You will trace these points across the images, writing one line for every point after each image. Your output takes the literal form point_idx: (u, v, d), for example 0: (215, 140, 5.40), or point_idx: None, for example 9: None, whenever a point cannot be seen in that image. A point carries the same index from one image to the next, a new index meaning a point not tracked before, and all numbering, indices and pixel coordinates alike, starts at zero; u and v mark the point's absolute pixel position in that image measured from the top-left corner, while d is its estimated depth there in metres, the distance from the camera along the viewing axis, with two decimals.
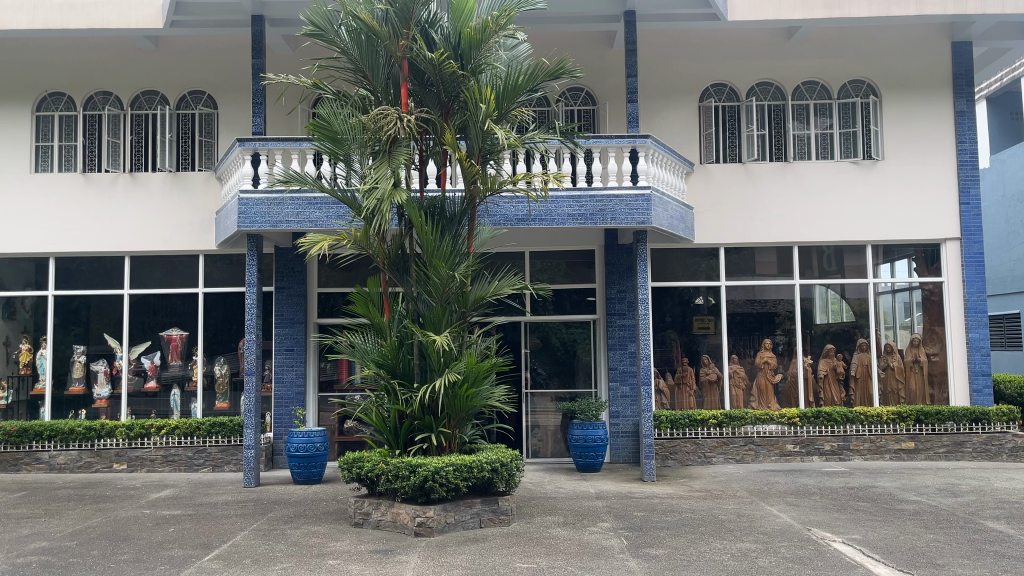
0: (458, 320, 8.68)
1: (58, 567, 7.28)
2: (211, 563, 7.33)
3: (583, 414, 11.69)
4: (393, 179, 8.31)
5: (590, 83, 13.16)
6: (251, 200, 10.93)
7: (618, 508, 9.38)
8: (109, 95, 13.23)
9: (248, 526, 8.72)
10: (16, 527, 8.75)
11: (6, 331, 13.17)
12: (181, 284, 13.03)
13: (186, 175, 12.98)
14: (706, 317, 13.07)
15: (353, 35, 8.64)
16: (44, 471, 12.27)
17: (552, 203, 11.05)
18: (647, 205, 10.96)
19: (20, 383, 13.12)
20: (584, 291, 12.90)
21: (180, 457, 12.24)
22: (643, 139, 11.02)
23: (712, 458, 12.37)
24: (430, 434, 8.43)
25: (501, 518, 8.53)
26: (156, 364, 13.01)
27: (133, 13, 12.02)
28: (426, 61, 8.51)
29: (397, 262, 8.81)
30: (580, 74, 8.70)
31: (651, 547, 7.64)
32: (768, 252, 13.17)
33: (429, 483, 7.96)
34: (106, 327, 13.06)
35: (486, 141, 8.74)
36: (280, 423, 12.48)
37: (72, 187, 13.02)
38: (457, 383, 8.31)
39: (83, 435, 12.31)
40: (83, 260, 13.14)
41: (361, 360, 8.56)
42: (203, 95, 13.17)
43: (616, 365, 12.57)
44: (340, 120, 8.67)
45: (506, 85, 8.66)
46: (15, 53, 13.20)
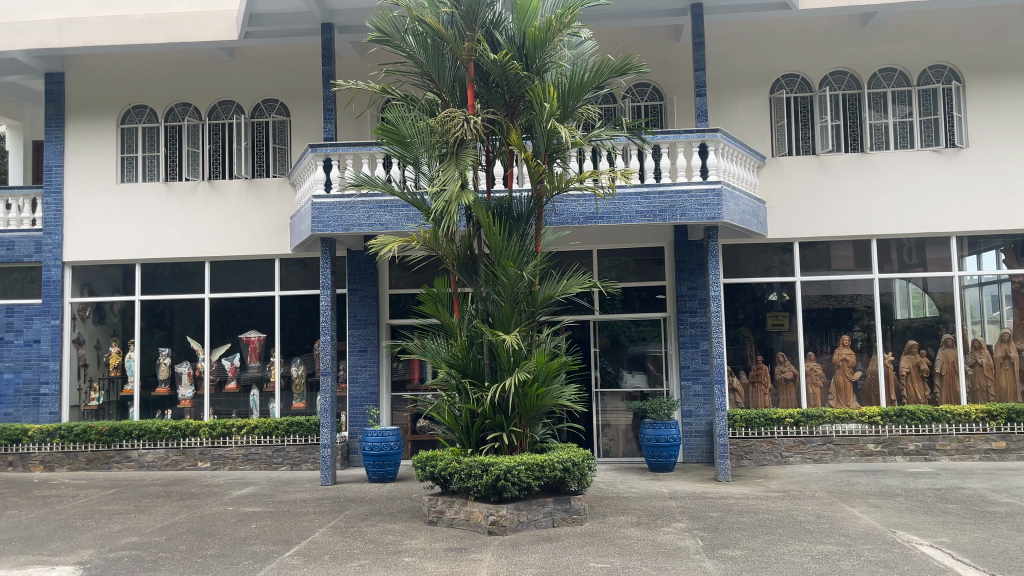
0: (527, 319, 8.68)
1: (148, 561, 7.56)
2: (291, 558, 7.53)
3: (655, 413, 11.59)
4: (460, 180, 8.41)
5: (656, 78, 13.02)
6: (323, 205, 11.15)
7: (693, 507, 9.26)
8: (188, 106, 13.72)
9: (326, 523, 8.92)
10: (108, 523, 9.14)
11: (96, 335, 13.72)
12: (258, 287, 13.42)
13: (261, 182, 13.35)
14: (780, 314, 12.75)
15: (419, 40, 8.75)
16: (134, 468, 12.80)
17: (620, 200, 10.93)
18: (718, 200, 10.77)
19: (110, 385, 13.65)
20: (653, 288, 12.77)
21: (260, 456, 12.64)
22: (712, 133, 10.85)
23: (789, 458, 12.10)
24: (502, 433, 8.49)
25: (573, 518, 8.51)
26: (236, 366, 13.43)
27: (209, 26, 12.41)
28: (490, 62, 8.53)
29: (467, 262, 8.91)
30: (646, 68, 8.63)
31: (727, 548, 7.51)
32: (845, 246, 12.78)
33: (501, 482, 8.03)
34: (188, 330, 13.53)
35: (552, 141, 8.73)
36: (355, 422, 12.77)
37: (155, 196, 13.54)
38: (527, 382, 8.35)
39: (169, 435, 12.80)
40: (167, 266, 13.65)
41: (432, 360, 8.66)
42: (276, 103, 13.56)
43: (688, 363, 12.41)
44: (408, 124, 8.84)
45: (572, 84, 8.63)
46: (101, 69, 13.78)
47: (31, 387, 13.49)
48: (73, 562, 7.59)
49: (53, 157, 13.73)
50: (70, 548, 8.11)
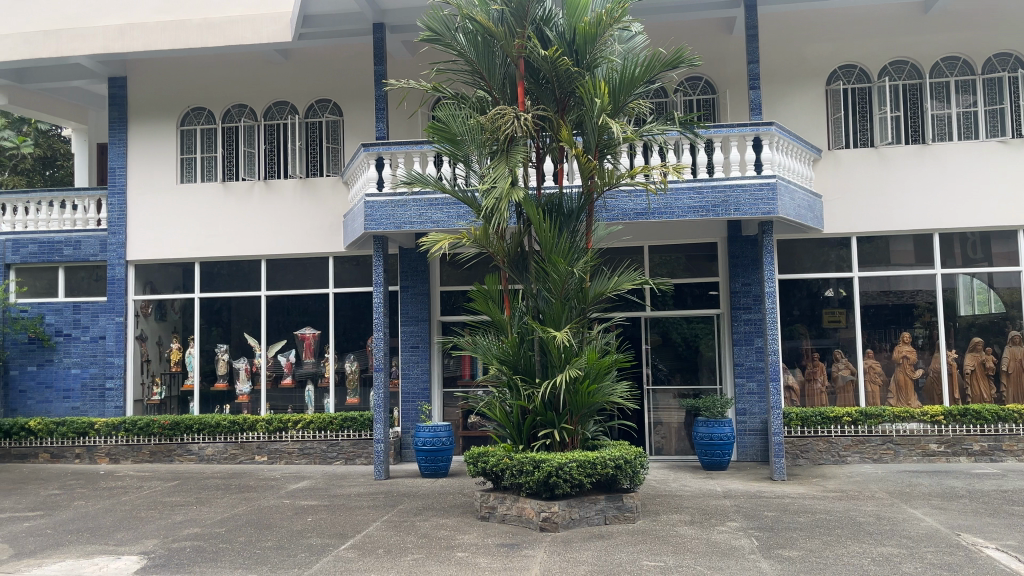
0: (578, 316, 8.67)
1: (209, 552, 7.76)
2: (347, 552, 7.65)
3: (708, 411, 11.46)
4: (511, 177, 8.43)
5: (708, 71, 12.85)
6: (376, 204, 11.29)
7: (747, 506, 9.12)
8: (244, 107, 14.01)
9: (380, 517, 9.03)
10: (171, 514, 9.41)
11: (157, 331, 14.11)
12: (313, 285, 13.66)
13: (315, 181, 13.58)
14: (837, 310, 12.47)
15: (469, 37, 8.77)
16: (195, 461, 13.15)
17: (672, 195, 10.81)
18: (773, 195, 10.58)
19: (171, 380, 14.03)
20: (705, 285, 12.61)
21: (315, 450, 12.87)
22: (766, 126, 10.67)
23: (847, 457, 11.83)
24: (553, 429, 8.50)
25: (625, 515, 8.45)
26: (292, 362, 13.66)
27: (264, 28, 12.64)
28: (540, 58, 8.51)
29: (517, 259, 8.90)
30: (699, 61, 8.56)
31: (783, 548, 7.39)
32: (905, 241, 12.45)
33: (553, 478, 8.04)
34: (246, 327, 13.83)
35: (602, 136, 8.68)
36: (407, 418, 12.90)
37: (213, 197, 13.88)
38: (578, 379, 8.33)
39: (228, 429, 13.12)
40: (225, 264, 13.97)
41: (483, 357, 8.71)
42: (329, 103, 13.76)
43: (743, 361, 12.19)
44: (459, 122, 8.89)
45: (622, 78, 8.57)
46: (161, 73, 14.16)
47: (97, 382, 13.95)
48: (137, 552, 7.83)
49: (117, 159, 14.16)
50: (135, 538, 8.36)
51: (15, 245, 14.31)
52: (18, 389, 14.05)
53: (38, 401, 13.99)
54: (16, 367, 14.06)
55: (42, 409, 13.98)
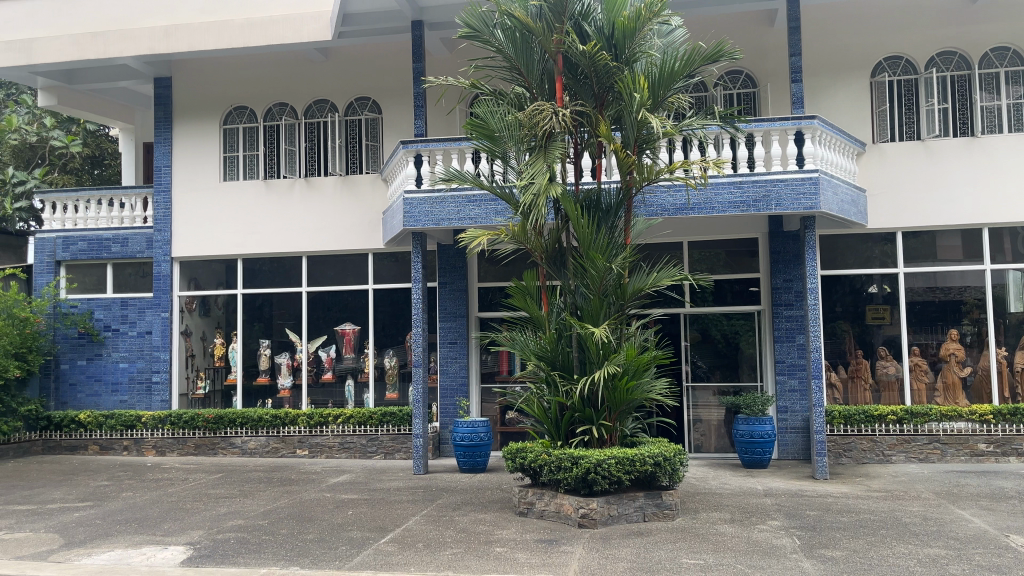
0: (616, 312, 8.64)
1: (253, 544, 7.90)
2: (387, 545, 7.72)
3: (748, 409, 11.37)
4: (549, 173, 8.44)
5: (749, 65, 12.68)
6: (414, 200, 11.35)
7: (789, 505, 9.01)
8: (285, 105, 14.20)
9: (419, 512, 9.11)
10: (216, 506, 9.60)
11: (201, 327, 14.38)
12: (353, 281, 13.80)
13: (355, 179, 13.72)
14: (881, 307, 12.24)
15: (508, 33, 8.76)
16: (238, 454, 13.38)
17: (712, 190, 10.70)
18: (815, 189, 10.42)
19: (215, 374, 14.29)
20: (746, 281, 12.46)
21: (355, 445, 13.02)
22: (808, 120, 10.51)
23: (892, 457, 11.62)
24: (592, 426, 8.49)
25: (665, 513, 8.40)
26: (332, 357, 13.82)
27: (305, 27, 12.78)
28: (579, 53, 8.49)
29: (555, 255, 8.90)
30: (739, 55, 8.48)
31: (827, 548, 7.28)
32: (952, 236, 12.18)
33: (592, 475, 8.03)
34: (287, 323, 14.02)
35: (641, 131, 8.63)
36: (445, 413, 12.99)
37: (256, 194, 14.09)
38: (617, 375, 8.30)
39: (270, 423, 13.32)
40: (267, 261, 14.17)
41: (521, 353, 8.73)
42: (369, 100, 13.88)
43: (784, 358, 12.08)
44: (496, 118, 8.88)
45: (662, 72, 8.52)
46: (205, 73, 14.41)
47: (143, 376, 14.25)
48: (183, 542, 8.00)
49: (163, 158, 14.43)
50: (181, 529, 8.55)
51: (65, 242, 14.68)
52: (68, 382, 14.44)
53: (87, 395, 14.35)
54: (66, 360, 14.45)
55: (91, 402, 14.34)
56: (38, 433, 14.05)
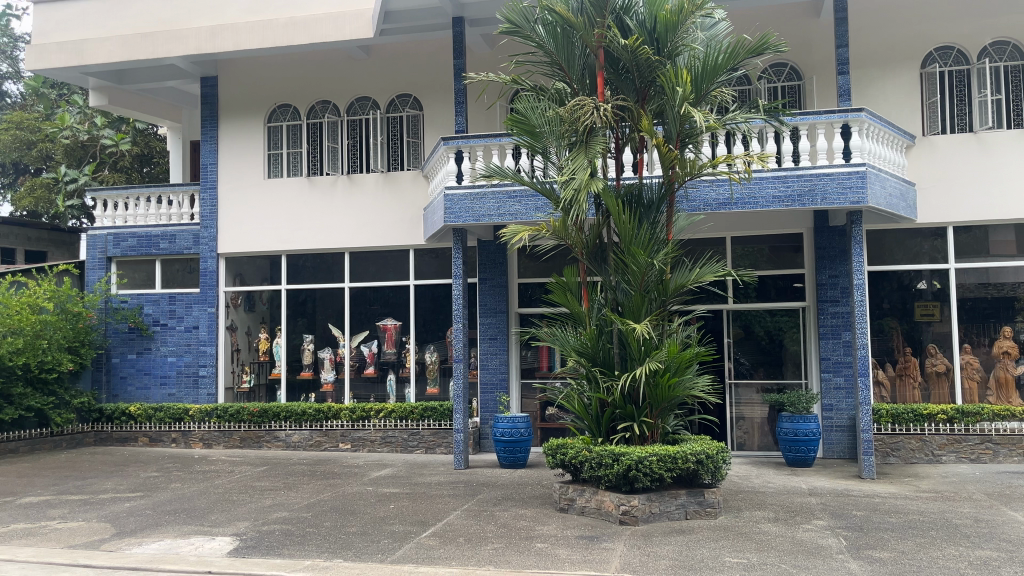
0: (658, 308, 8.57)
1: (297, 535, 8.02)
2: (429, 539, 7.78)
3: (793, 407, 11.21)
4: (589, 168, 8.40)
5: (794, 57, 12.48)
6: (455, 196, 11.40)
7: (835, 505, 8.86)
8: (327, 103, 14.36)
9: (460, 506, 9.15)
10: (261, 498, 9.77)
11: (247, 322, 14.62)
12: (394, 277, 13.91)
13: (396, 175, 13.82)
14: (930, 303, 11.96)
15: (549, 29, 8.73)
16: (282, 448, 13.59)
17: (755, 185, 10.55)
18: (862, 183, 10.20)
19: (259, 368, 14.53)
20: (790, 277, 12.27)
21: (397, 439, 13.14)
22: (856, 113, 10.30)
23: (942, 457, 11.36)
24: (633, 423, 8.43)
25: (707, 511, 8.31)
26: (374, 352, 13.96)
27: (347, 25, 12.90)
28: (620, 48, 8.42)
29: (596, 251, 8.86)
30: (784, 47, 8.34)
31: (874, 549, 7.15)
32: (1005, 230, 11.85)
33: (633, 472, 7.99)
34: (330, 318, 14.19)
35: (684, 126, 8.55)
36: (486, 408, 13.03)
37: (299, 191, 14.27)
38: (658, 372, 8.24)
39: (313, 417, 13.49)
40: (310, 257, 14.36)
41: (562, 349, 8.71)
42: (410, 97, 13.96)
43: (829, 355, 11.87)
44: (538, 113, 8.88)
45: (705, 66, 8.42)
46: (250, 71, 14.63)
47: (191, 369, 14.55)
48: (230, 533, 8.15)
49: (209, 155, 14.69)
50: (228, 520, 8.72)
51: (115, 239, 15.03)
52: (119, 376, 14.80)
53: (137, 387, 14.70)
54: (117, 354, 14.81)
55: (141, 394, 14.69)
56: (91, 424, 14.50)
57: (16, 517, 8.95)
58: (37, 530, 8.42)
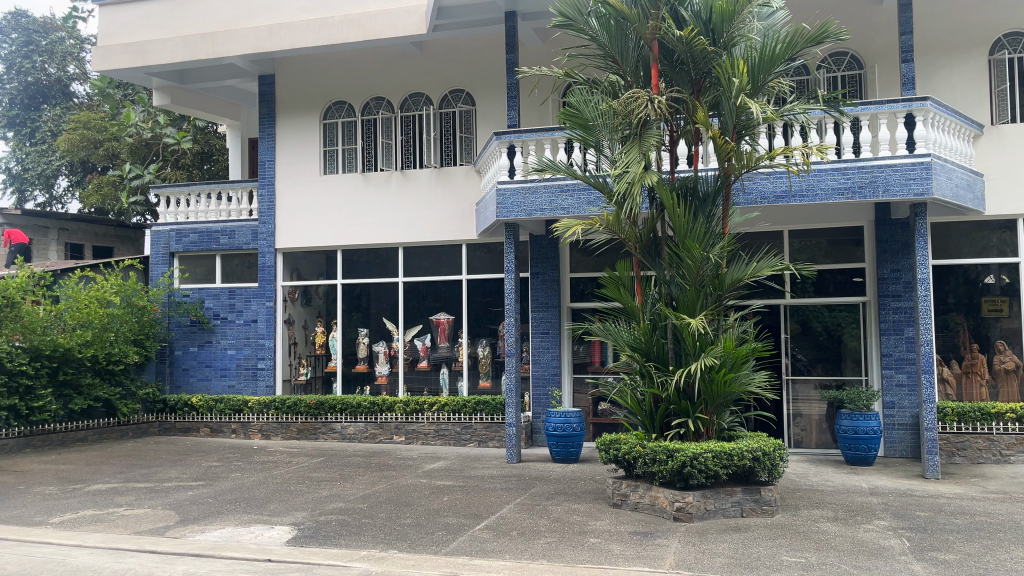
0: (713, 303, 8.45)
1: (354, 526, 8.15)
2: (482, 532, 7.82)
3: (853, 404, 10.92)
4: (643, 162, 8.31)
5: (855, 45, 12.15)
6: (507, 191, 11.41)
7: (897, 505, 8.63)
8: (381, 100, 14.52)
9: (513, 500, 9.18)
10: (318, 488, 9.95)
11: (304, 315, 14.89)
12: (447, 271, 14.00)
13: (449, 170, 13.89)
14: (998, 299, 11.57)
15: (602, 21, 8.64)
16: (338, 439, 13.81)
17: (814, 177, 10.32)
18: (927, 174, 9.89)
19: (316, 361, 14.78)
20: (849, 271, 11.99)
21: (450, 432, 13.24)
22: (920, 102, 9.98)
23: (1010, 457, 10.97)
24: (688, 418, 8.34)
25: (763, 509, 8.20)
26: (427, 346, 14.07)
27: (401, 22, 13.02)
28: (675, 39, 8.31)
29: (649, 245, 8.77)
30: (846, 35, 8.13)
31: (939, 551, 6.95)
32: None
33: (688, 468, 7.92)
34: (384, 312, 14.36)
35: (741, 117, 8.41)
36: (538, 403, 13.04)
37: (354, 187, 14.47)
38: (714, 367, 8.13)
39: (368, 409, 13.70)
40: (364, 252, 14.54)
41: (614, 344, 8.66)
42: (463, 93, 14.02)
43: (891, 351, 11.56)
44: (591, 106, 8.83)
45: (762, 56, 8.27)
46: (306, 69, 14.86)
47: (250, 362, 14.88)
48: (289, 522, 8.32)
49: (267, 153, 14.99)
50: (286, 509, 8.90)
51: (178, 235, 15.43)
52: (182, 367, 15.23)
53: (199, 379, 15.11)
54: (180, 347, 15.24)
55: (202, 386, 15.09)
56: (155, 414, 14.96)
57: (85, 503, 9.28)
58: (105, 516, 8.72)
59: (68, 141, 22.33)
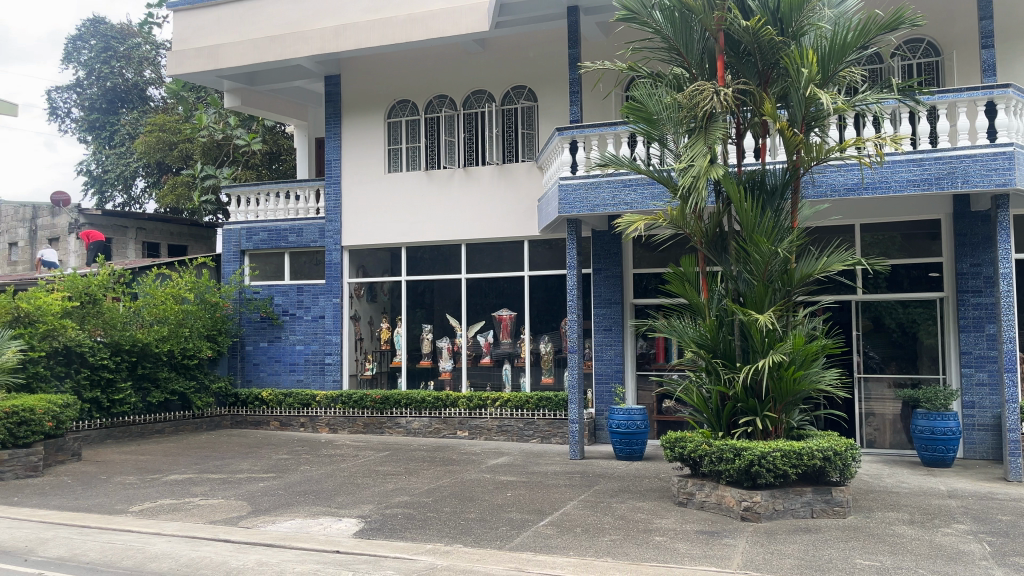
0: (782, 299, 8.26)
1: (419, 519, 8.24)
2: (547, 528, 7.83)
3: (929, 403, 10.49)
4: (709, 155, 8.17)
5: (931, 32, 11.72)
6: (570, 186, 11.36)
7: (977, 509, 8.30)
8: (444, 98, 14.62)
9: (577, 496, 9.15)
10: (384, 482, 10.09)
11: (369, 312, 15.11)
12: (509, 268, 14.03)
13: (511, 167, 13.90)
14: None
15: (666, 14, 8.51)
16: (403, 434, 13.99)
17: (888, 168, 9.99)
18: (1009, 164, 9.47)
19: (382, 356, 14.99)
20: (925, 266, 11.57)
21: (513, 428, 13.26)
22: (1002, 88, 9.54)
23: None
24: (755, 417, 8.17)
25: (835, 510, 7.97)
26: (490, 342, 14.15)
27: (463, 20, 13.09)
28: (741, 29, 8.13)
29: (715, 240, 8.63)
30: (922, 20, 7.82)
31: (1022, 557, 6.66)
32: None
33: (756, 467, 7.78)
34: (447, 308, 14.49)
35: (810, 108, 8.19)
36: (601, 400, 12.98)
37: (417, 184, 14.62)
38: (782, 364, 7.95)
39: (432, 404, 13.85)
40: (428, 249, 14.69)
41: (679, 340, 8.54)
42: (525, 89, 14.02)
43: (970, 349, 11.11)
44: (655, 100, 8.70)
45: (833, 45, 8.03)
46: (371, 69, 15.08)
47: (318, 357, 15.19)
48: (356, 515, 8.47)
49: (333, 152, 15.27)
50: (354, 502, 9.05)
51: (248, 233, 15.84)
52: (252, 362, 15.65)
53: (269, 373, 15.50)
54: (251, 342, 15.66)
55: (272, 380, 15.47)
56: (228, 407, 15.36)
57: (163, 493, 9.62)
58: (181, 505, 9.02)
59: (146, 144, 23.12)
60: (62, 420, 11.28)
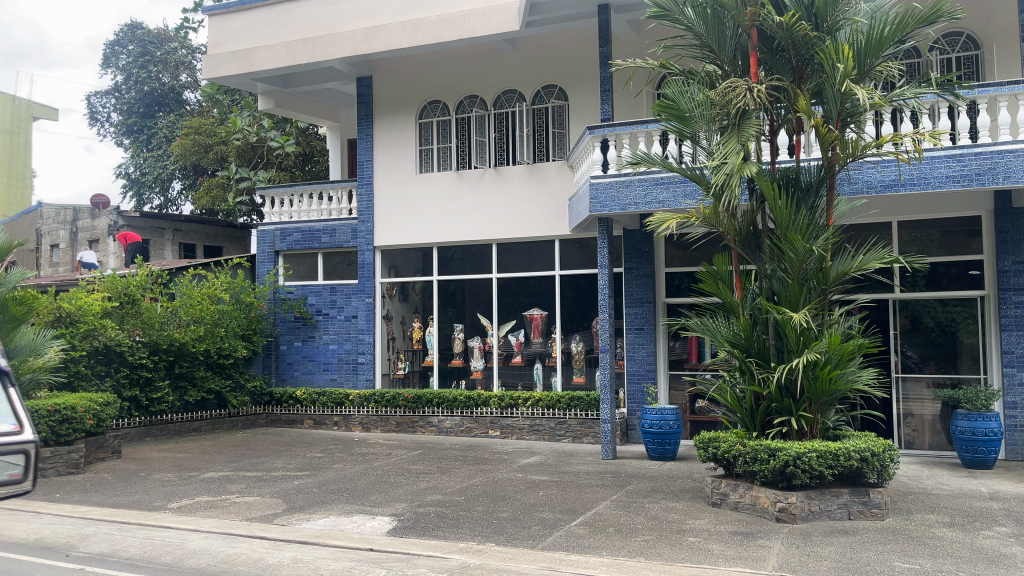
0: (818, 297, 8.16)
1: (451, 518, 8.28)
2: (579, 528, 7.81)
3: (970, 403, 10.28)
4: (742, 152, 8.09)
5: (971, 24, 11.48)
6: (600, 185, 11.33)
7: (1020, 512, 8.11)
8: (475, 98, 14.65)
9: (609, 496, 9.12)
10: (417, 481, 10.15)
11: (401, 312, 15.21)
12: (541, 267, 14.03)
13: (542, 166, 13.88)
14: None
15: (698, 10, 8.42)
16: (435, 432, 14.06)
17: (926, 164, 9.81)
18: None
19: (414, 356, 15.09)
20: (965, 263, 11.35)
21: (544, 427, 13.25)
22: None
23: None
24: (790, 417, 8.08)
25: (872, 512, 7.84)
26: (521, 342, 14.16)
27: (493, 20, 13.10)
28: (774, 25, 8.02)
29: (749, 238, 8.54)
30: (961, 13, 7.66)
31: None
32: None
33: (791, 468, 7.68)
34: (478, 308, 14.53)
35: (845, 104, 8.08)
36: (633, 399, 12.92)
37: (448, 184, 14.67)
38: (818, 364, 7.85)
39: (463, 403, 13.92)
40: (459, 248, 14.74)
41: (713, 339, 8.46)
42: (555, 88, 14.00)
43: (1013, 348, 10.77)
44: (687, 98, 8.63)
45: (869, 40, 7.91)
46: (402, 70, 15.16)
47: (351, 356, 15.31)
48: (389, 513, 8.52)
49: (365, 153, 15.39)
50: (387, 500, 9.12)
51: (282, 234, 16.02)
52: (287, 362, 15.81)
53: (303, 373, 15.66)
54: (285, 342, 15.83)
55: (306, 379, 15.62)
56: (263, 406, 15.52)
57: (200, 490, 9.77)
58: (218, 502, 9.15)
59: (182, 147, 23.49)
60: (102, 418, 11.45)
